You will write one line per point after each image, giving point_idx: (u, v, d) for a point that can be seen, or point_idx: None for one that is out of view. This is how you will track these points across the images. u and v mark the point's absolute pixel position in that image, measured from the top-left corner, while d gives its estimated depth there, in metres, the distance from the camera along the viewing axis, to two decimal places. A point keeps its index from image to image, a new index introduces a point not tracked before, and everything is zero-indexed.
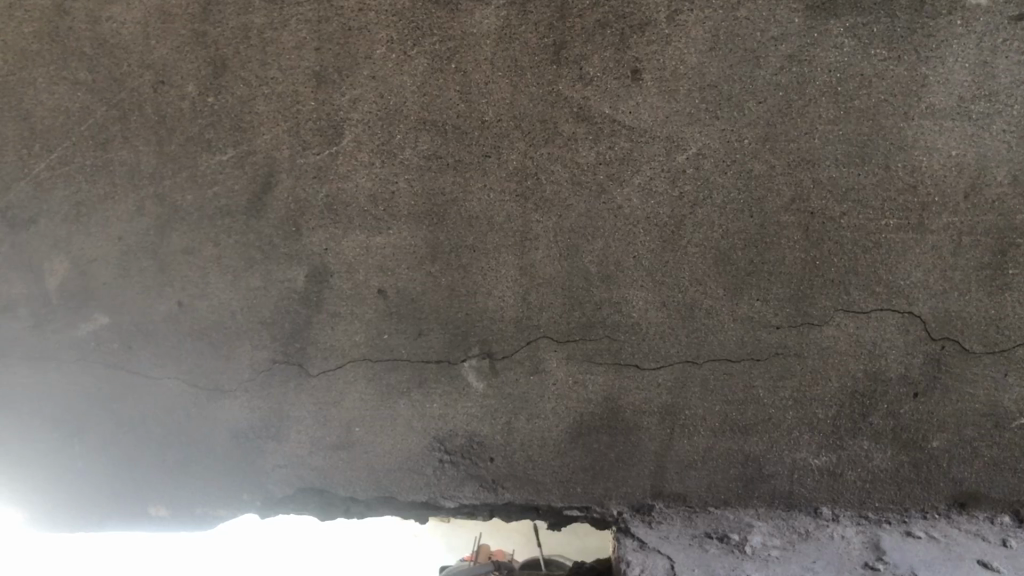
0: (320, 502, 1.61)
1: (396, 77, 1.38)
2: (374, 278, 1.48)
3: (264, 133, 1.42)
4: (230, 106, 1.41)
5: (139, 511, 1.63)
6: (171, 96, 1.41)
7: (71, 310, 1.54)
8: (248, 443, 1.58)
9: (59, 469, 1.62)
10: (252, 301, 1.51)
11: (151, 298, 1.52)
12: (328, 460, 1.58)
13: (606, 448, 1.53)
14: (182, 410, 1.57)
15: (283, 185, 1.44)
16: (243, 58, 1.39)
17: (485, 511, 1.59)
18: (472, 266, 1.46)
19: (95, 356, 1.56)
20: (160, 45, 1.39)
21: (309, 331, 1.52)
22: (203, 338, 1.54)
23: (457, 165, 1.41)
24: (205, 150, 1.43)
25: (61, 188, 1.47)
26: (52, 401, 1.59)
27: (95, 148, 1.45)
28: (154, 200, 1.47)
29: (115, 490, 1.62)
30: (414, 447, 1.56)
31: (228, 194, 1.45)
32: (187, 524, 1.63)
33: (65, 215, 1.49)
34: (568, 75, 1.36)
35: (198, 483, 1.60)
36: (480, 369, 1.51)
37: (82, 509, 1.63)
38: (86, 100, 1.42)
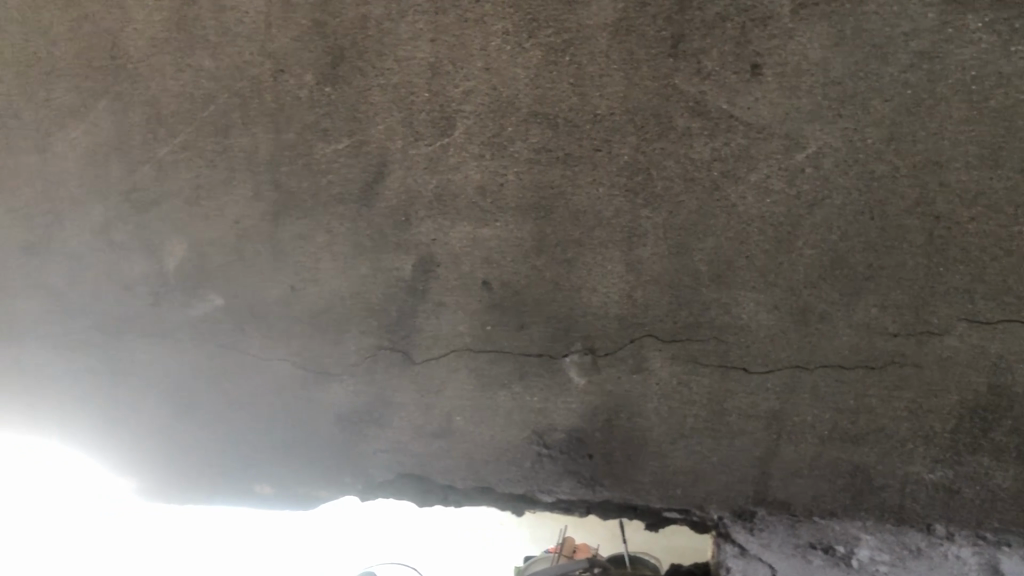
0: (418, 488, 1.64)
1: (510, 69, 1.37)
2: (479, 270, 1.48)
3: (379, 123, 1.44)
4: (347, 96, 1.43)
5: (246, 487, 1.70)
6: (290, 84, 1.44)
7: (186, 289, 1.59)
8: (352, 426, 1.62)
9: (174, 441, 1.70)
10: (361, 288, 1.53)
11: (264, 282, 1.56)
12: (429, 448, 1.60)
13: (708, 451, 1.50)
14: (288, 392, 1.62)
15: (395, 174, 1.46)
16: (361, 48, 1.41)
17: (582, 508, 1.59)
18: (578, 261, 1.45)
19: (209, 336, 1.62)
20: (280, 35, 1.42)
21: (414, 320, 1.54)
22: (312, 323, 1.57)
23: (567, 159, 1.40)
24: (321, 139, 1.46)
25: (182, 171, 1.52)
26: (166, 377, 1.66)
27: (217, 134, 1.49)
28: (271, 185, 1.50)
29: (225, 465, 1.69)
30: (513, 440, 1.56)
31: (342, 183, 1.48)
32: (291, 503, 1.69)
33: (185, 198, 1.54)
34: (685, 69, 1.33)
35: (302, 464, 1.66)
36: (582, 366, 1.50)
37: (195, 481, 1.71)
38: (209, 87, 1.47)
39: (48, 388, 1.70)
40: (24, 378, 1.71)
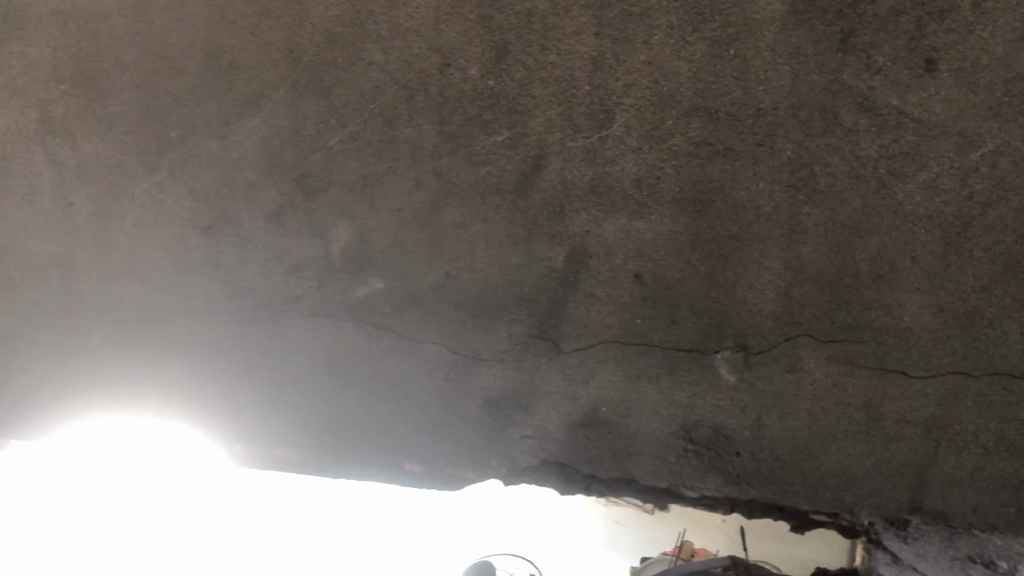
0: (561, 476, 1.67)
1: (672, 62, 1.38)
2: (631, 262, 1.50)
3: (539, 116, 1.47)
4: (509, 89, 1.47)
5: (396, 464, 1.76)
6: (456, 78, 1.50)
7: (350, 272, 1.67)
8: (500, 411, 1.66)
9: (330, 417, 1.78)
10: (514, 277, 1.57)
11: (422, 268, 1.62)
12: (573, 437, 1.63)
13: (862, 455, 1.47)
14: (440, 374, 1.68)
15: (552, 166, 1.48)
16: (525, 42, 1.44)
17: (726, 506, 1.58)
18: (734, 257, 1.44)
19: (369, 317, 1.69)
20: (448, 29, 1.48)
21: (565, 311, 1.56)
22: (466, 309, 1.62)
23: (727, 153, 1.39)
24: (482, 131, 1.51)
25: (351, 160, 1.60)
26: (328, 356, 1.75)
27: (384, 125, 1.56)
28: (432, 175, 1.56)
29: (377, 442, 1.76)
30: (659, 433, 1.57)
31: (500, 173, 1.52)
32: (438, 482, 1.74)
33: (351, 185, 1.62)
34: (855, 64, 1.32)
35: (450, 445, 1.71)
36: (733, 362, 1.49)
37: (347, 457, 1.79)
38: (378, 80, 1.54)
39: (218, 362, 1.82)
40: (196, 352, 1.83)
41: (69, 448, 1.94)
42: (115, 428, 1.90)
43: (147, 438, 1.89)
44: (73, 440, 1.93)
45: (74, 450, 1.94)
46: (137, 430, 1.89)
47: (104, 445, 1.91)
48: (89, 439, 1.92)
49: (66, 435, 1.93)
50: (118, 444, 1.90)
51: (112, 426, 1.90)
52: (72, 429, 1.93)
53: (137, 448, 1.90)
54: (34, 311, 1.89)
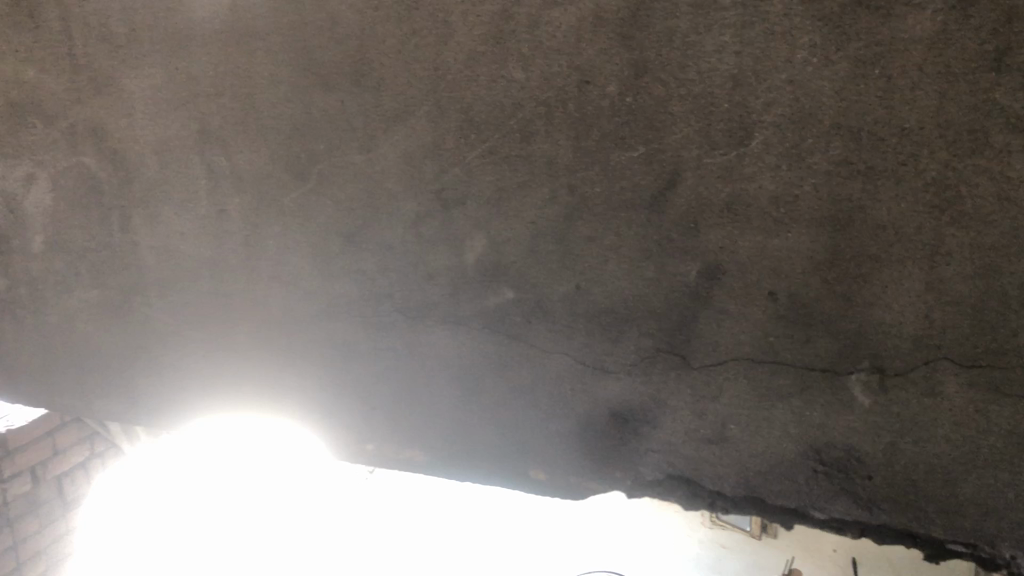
0: (686, 491, 1.68)
1: (815, 80, 1.38)
2: (766, 280, 1.49)
3: (676, 132, 1.48)
4: (647, 106, 1.50)
5: (521, 471, 1.82)
6: (594, 94, 1.53)
7: (483, 282, 1.73)
8: (626, 423, 1.68)
9: (457, 422, 1.85)
10: (645, 291, 1.59)
11: (554, 280, 1.66)
12: (700, 452, 1.64)
13: (1003, 485, 1.44)
14: (567, 385, 1.71)
15: (687, 182, 1.50)
16: (664, 61, 1.47)
17: (856, 529, 1.56)
18: (872, 276, 1.43)
19: (500, 326, 1.75)
20: (589, 47, 1.51)
21: (696, 326, 1.57)
22: (595, 322, 1.65)
23: (869, 172, 1.38)
24: (618, 147, 1.53)
25: (488, 173, 1.65)
26: (458, 361, 1.81)
27: (522, 140, 1.61)
28: (567, 189, 1.60)
29: (503, 450, 1.82)
30: (788, 453, 1.56)
31: (635, 188, 1.54)
32: (562, 490, 1.79)
33: (487, 198, 1.67)
34: (1009, 83, 1.29)
35: (575, 455, 1.74)
36: (868, 385, 1.47)
37: (471, 462, 1.86)
38: (518, 97, 1.59)
39: (356, 362, 1.93)
40: (335, 352, 1.93)
41: (225, 433, 2.13)
42: (264, 418, 2.06)
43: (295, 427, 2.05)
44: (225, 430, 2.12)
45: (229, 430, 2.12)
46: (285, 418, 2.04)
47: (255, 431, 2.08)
48: (242, 428, 2.09)
49: (219, 425, 2.12)
50: (268, 435, 2.07)
51: (262, 420, 2.06)
52: (226, 416, 2.10)
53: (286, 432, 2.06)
54: (195, 305, 2.05)
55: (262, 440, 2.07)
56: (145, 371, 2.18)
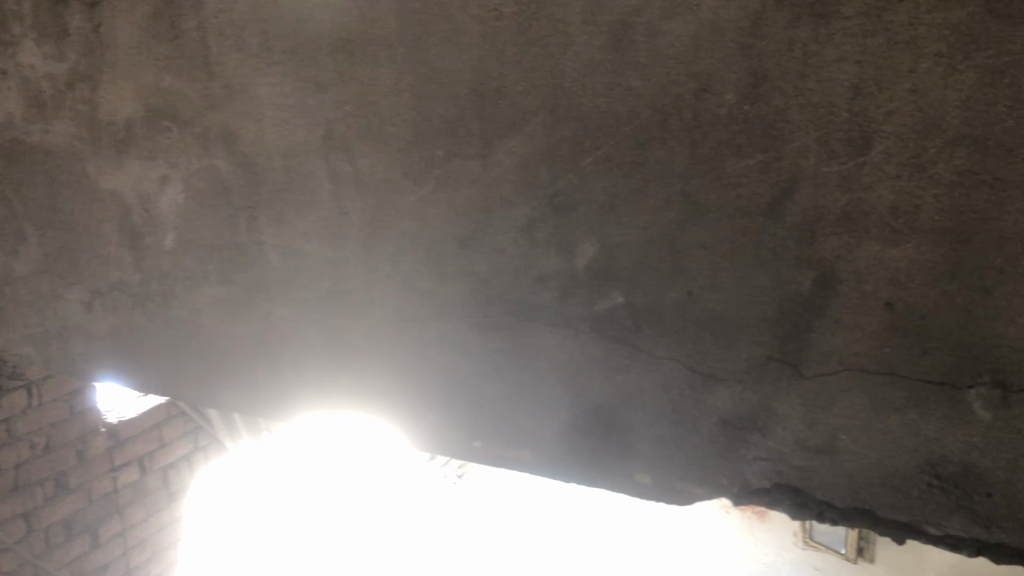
0: (793, 501, 1.67)
1: (940, 90, 1.36)
2: (883, 290, 1.48)
3: (794, 141, 1.49)
4: (765, 115, 1.51)
5: (628, 476, 1.86)
6: (711, 103, 1.55)
7: (594, 286, 1.76)
8: (734, 430, 1.69)
9: (564, 426, 1.90)
10: (758, 298, 1.60)
11: (665, 286, 1.69)
12: (810, 462, 1.63)
13: None
14: (676, 390, 1.74)
15: (804, 191, 1.50)
16: (784, 70, 1.47)
17: (972, 548, 1.53)
18: (996, 289, 1.40)
19: (608, 330, 1.78)
20: (707, 56, 1.53)
21: (808, 335, 1.57)
22: (706, 328, 1.67)
23: (995, 183, 1.36)
24: (735, 154, 1.55)
25: (602, 179, 1.69)
26: (566, 365, 1.86)
27: (637, 147, 1.63)
28: (681, 196, 1.62)
29: (609, 455, 1.86)
30: (902, 466, 1.54)
31: (750, 196, 1.55)
32: (669, 495, 1.82)
33: (601, 204, 1.70)
34: None
35: (683, 460, 1.77)
36: (988, 399, 1.44)
37: (576, 465, 1.92)
38: (635, 104, 1.61)
39: (466, 362, 1.99)
40: (447, 352, 2.01)
41: (354, 422, 2.26)
42: (385, 409, 2.18)
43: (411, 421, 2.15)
44: (348, 420, 2.26)
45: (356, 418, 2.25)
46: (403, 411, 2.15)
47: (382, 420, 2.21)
48: (368, 416, 2.23)
49: (343, 414, 2.26)
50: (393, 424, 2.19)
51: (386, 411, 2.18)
52: (352, 407, 2.23)
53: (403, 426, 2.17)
54: (320, 301, 2.17)
55: (389, 427, 2.21)
56: (275, 361, 2.31)
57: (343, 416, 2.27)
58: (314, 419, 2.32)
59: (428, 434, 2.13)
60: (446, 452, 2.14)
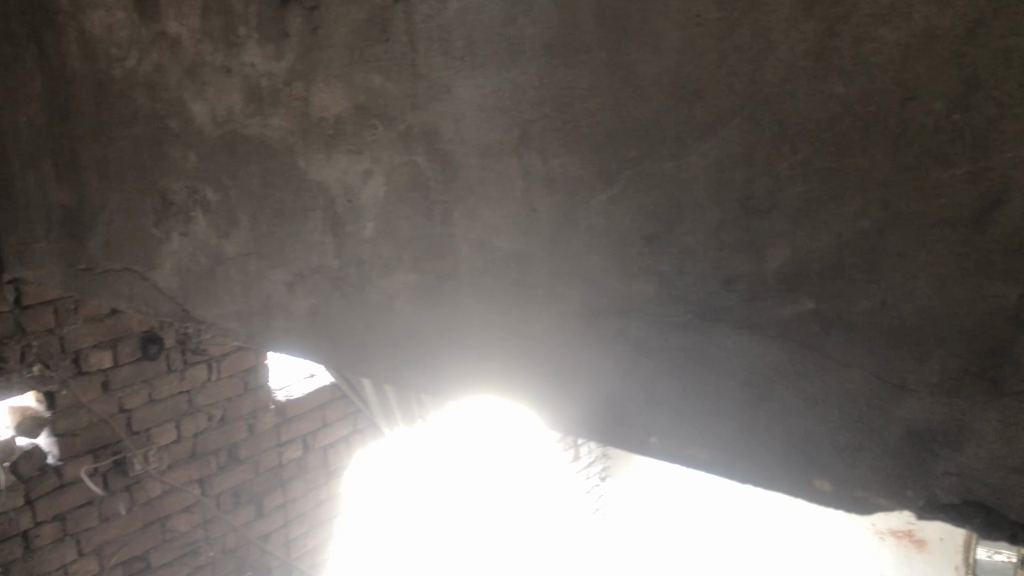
0: (984, 520, 1.65)
1: None
2: None
3: (1006, 151, 1.46)
4: (976, 124, 1.49)
5: (808, 481, 1.87)
6: (917, 111, 1.54)
7: (782, 291, 1.78)
8: (923, 443, 1.68)
9: (743, 427, 1.93)
10: (956, 310, 1.57)
11: (857, 293, 1.68)
12: (1006, 481, 1.60)
13: None
14: (862, 399, 1.73)
15: (1014, 203, 1.47)
16: (999, 79, 1.45)
17: None
18: None
19: (794, 335, 1.79)
20: (916, 63, 1.53)
21: (1011, 351, 1.53)
22: (898, 338, 1.66)
23: None
24: (940, 163, 1.53)
25: (797, 184, 1.70)
26: (747, 367, 1.88)
27: (836, 153, 1.64)
28: (880, 203, 1.62)
29: (788, 460, 1.88)
30: None
31: (954, 206, 1.53)
32: (849, 504, 1.82)
33: (795, 209, 1.72)
34: None
35: (866, 470, 1.77)
36: None
37: (752, 468, 1.94)
38: (836, 111, 1.63)
39: (646, 358, 2.05)
40: (628, 347, 2.07)
41: (528, 409, 2.36)
42: (561, 400, 2.26)
43: (587, 412, 2.22)
44: (526, 406, 2.37)
45: (532, 406, 2.34)
46: (578, 402, 2.22)
47: (555, 409, 2.29)
48: (543, 405, 2.32)
49: (521, 401, 2.36)
50: (565, 413, 2.27)
51: (560, 401, 2.26)
52: (530, 395, 2.33)
53: (579, 416, 2.25)
54: (506, 291, 2.27)
55: (562, 417, 2.29)
56: (459, 347, 2.44)
57: (521, 404, 2.38)
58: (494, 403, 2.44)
59: (603, 425, 2.20)
60: (621, 446, 2.21)
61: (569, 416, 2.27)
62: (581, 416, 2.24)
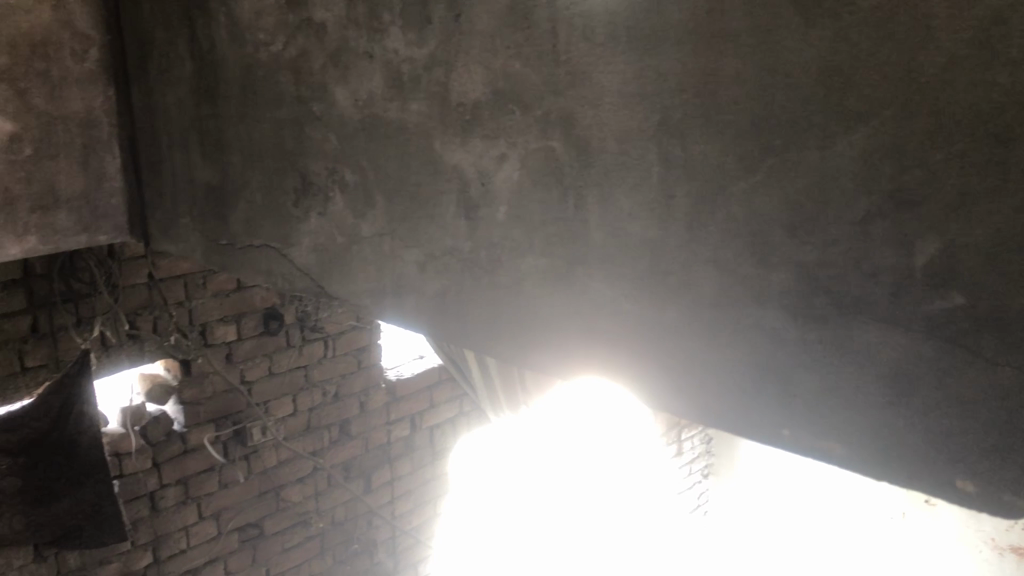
0: None
1: None
2: None
3: None
4: None
5: (950, 482, 1.83)
6: None
7: (931, 286, 1.74)
8: None
9: (881, 424, 1.90)
10: None
11: (1014, 290, 1.63)
12: None
13: None
14: (1013, 399, 1.68)
15: None
16: None
17: None
18: None
19: (941, 331, 1.75)
20: None
21: None
22: None
23: None
24: None
25: (953, 176, 1.66)
26: (887, 362, 1.85)
27: (997, 145, 1.59)
28: None
29: (929, 459, 1.84)
30: None
31: None
32: (994, 508, 1.78)
33: (949, 202, 1.68)
34: None
35: (1014, 474, 1.71)
36: None
37: (890, 466, 1.92)
38: (1000, 101, 1.58)
39: (781, 350, 2.04)
40: (762, 338, 2.06)
41: (658, 395, 2.39)
42: (691, 389, 2.28)
43: (718, 401, 2.23)
44: (655, 393, 2.40)
45: (662, 393, 2.37)
46: (709, 391, 2.24)
47: (685, 396, 2.31)
48: (672, 392, 2.34)
49: (649, 387, 2.39)
50: (696, 402, 2.29)
51: (691, 389, 2.28)
52: (659, 382, 2.35)
53: (709, 405, 2.26)
54: (636, 280, 2.29)
55: (692, 405, 2.31)
56: (587, 333, 2.48)
57: (650, 391, 2.41)
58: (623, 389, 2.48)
59: (735, 415, 2.21)
60: (752, 436, 2.21)
61: (700, 404, 2.28)
62: (713, 405, 2.25)
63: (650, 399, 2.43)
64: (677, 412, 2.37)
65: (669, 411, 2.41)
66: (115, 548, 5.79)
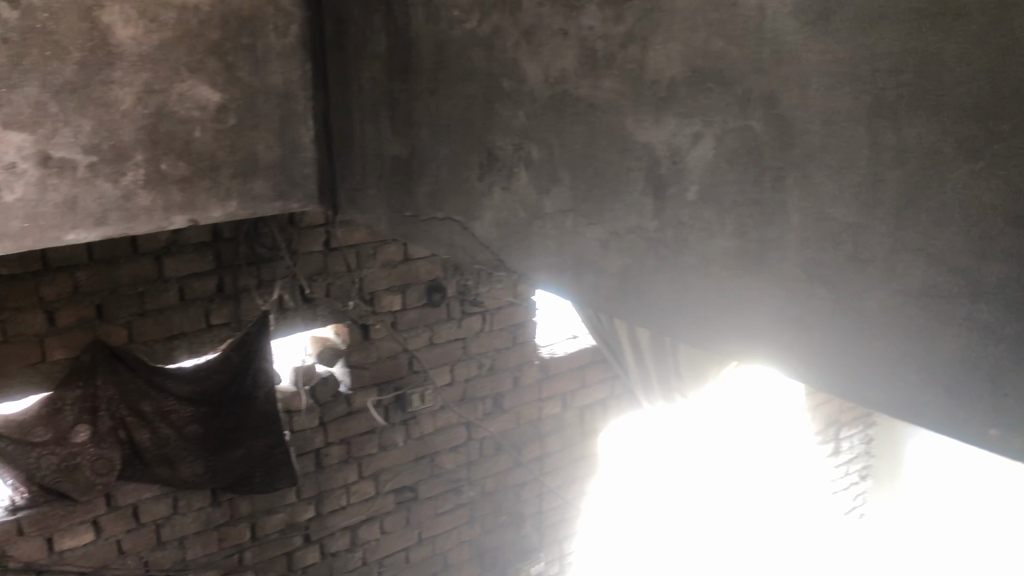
0: None
1: None
2: None
3: None
4: None
5: None
6: None
7: None
8: None
9: None
10: None
11: None
12: None
13: None
14: None
15: None
16: None
17: None
18: None
19: None
20: None
21: None
22: None
23: None
24: None
25: None
26: None
27: None
28: None
29: None
30: None
31: None
32: None
33: None
34: None
35: None
36: None
37: None
38: None
39: (993, 346, 1.93)
40: (974, 333, 1.97)
41: (850, 385, 2.32)
42: (889, 380, 2.20)
43: (920, 395, 2.14)
44: (848, 383, 2.33)
45: (856, 382, 2.30)
46: (910, 383, 2.16)
47: (881, 387, 2.23)
48: (867, 383, 2.27)
49: (841, 376, 2.33)
50: (893, 394, 2.21)
51: (888, 380, 2.20)
52: (853, 371, 2.28)
53: (909, 398, 2.18)
54: (835, 266, 2.22)
55: (888, 397, 2.23)
56: (777, 317, 2.43)
57: (841, 381, 2.34)
58: (813, 376, 2.42)
59: (937, 410, 2.12)
60: (954, 433, 2.12)
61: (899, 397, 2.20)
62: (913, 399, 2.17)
63: (841, 387, 2.36)
64: (872, 403, 2.30)
65: (861, 401, 2.34)
66: (283, 498, 6.15)
